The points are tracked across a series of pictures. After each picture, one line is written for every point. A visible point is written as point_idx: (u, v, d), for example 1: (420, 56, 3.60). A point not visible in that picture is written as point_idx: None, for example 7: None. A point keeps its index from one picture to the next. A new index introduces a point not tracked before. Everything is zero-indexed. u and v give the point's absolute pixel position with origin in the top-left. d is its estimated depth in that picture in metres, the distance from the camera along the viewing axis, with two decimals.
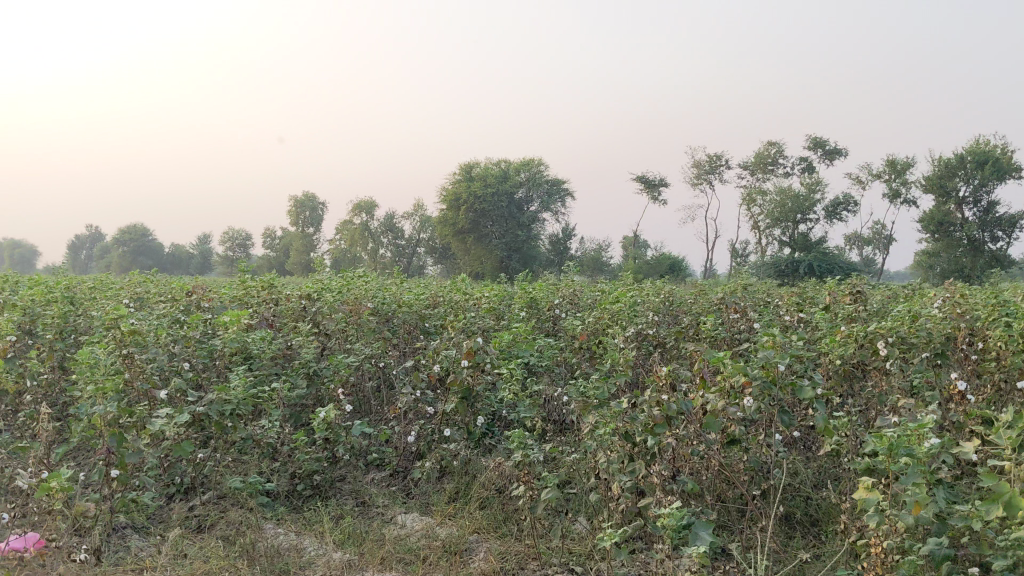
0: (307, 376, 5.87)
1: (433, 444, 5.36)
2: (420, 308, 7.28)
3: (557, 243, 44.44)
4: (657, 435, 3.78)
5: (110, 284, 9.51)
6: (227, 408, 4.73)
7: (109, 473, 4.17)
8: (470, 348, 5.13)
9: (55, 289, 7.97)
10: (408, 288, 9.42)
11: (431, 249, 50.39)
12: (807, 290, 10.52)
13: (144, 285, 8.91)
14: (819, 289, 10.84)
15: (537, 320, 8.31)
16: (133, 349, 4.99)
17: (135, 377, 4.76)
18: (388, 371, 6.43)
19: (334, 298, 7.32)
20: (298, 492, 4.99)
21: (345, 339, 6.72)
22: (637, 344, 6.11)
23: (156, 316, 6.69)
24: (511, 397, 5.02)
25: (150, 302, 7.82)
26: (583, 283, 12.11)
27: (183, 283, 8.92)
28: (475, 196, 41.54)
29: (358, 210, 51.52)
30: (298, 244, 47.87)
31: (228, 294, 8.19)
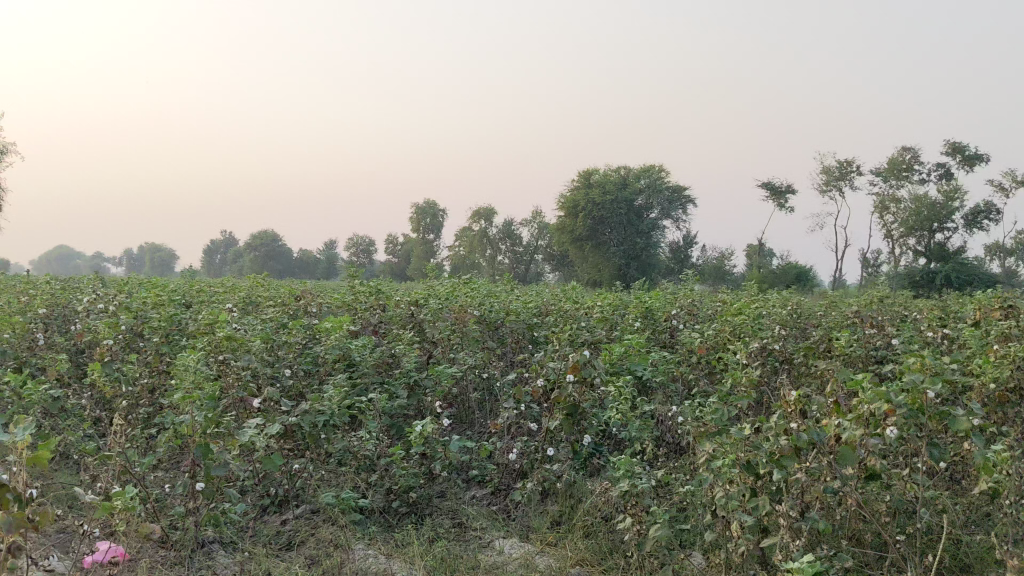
0: (407, 387, 5.66)
1: (538, 464, 5.00)
2: (528, 317, 6.99)
3: (677, 251, 43.57)
4: (785, 468, 3.33)
5: (227, 287, 9.60)
6: (321, 420, 4.47)
7: (194, 487, 3.96)
8: (577, 362, 4.82)
9: (170, 293, 8.04)
10: (519, 295, 9.15)
11: (550, 256, 50.23)
12: (950, 303, 9.72)
13: (257, 289, 8.93)
14: (962, 303, 10.03)
15: (653, 332, 7.90)
16: (230, 356, 4.89)
17: (231, 385, 4.78)
18: (493, 383, 6.16)
19: (441, 306, 7.11)
20: (393, 509, 4.71)
21: (450, 348, 6.48)
22: (760, 361, 5.64)
23: (261, 320, 6.61)
24: (620, 415, 4.65)
25: (259, 306, 7.80)
26: (703, 292, 11.61)
27: (294, 287, 8.91)
28: (595, 203, 41.15)
29: (478, 217, 51.84)
30: (418, 250, 48.45)
31: (335, 300, 8.10)
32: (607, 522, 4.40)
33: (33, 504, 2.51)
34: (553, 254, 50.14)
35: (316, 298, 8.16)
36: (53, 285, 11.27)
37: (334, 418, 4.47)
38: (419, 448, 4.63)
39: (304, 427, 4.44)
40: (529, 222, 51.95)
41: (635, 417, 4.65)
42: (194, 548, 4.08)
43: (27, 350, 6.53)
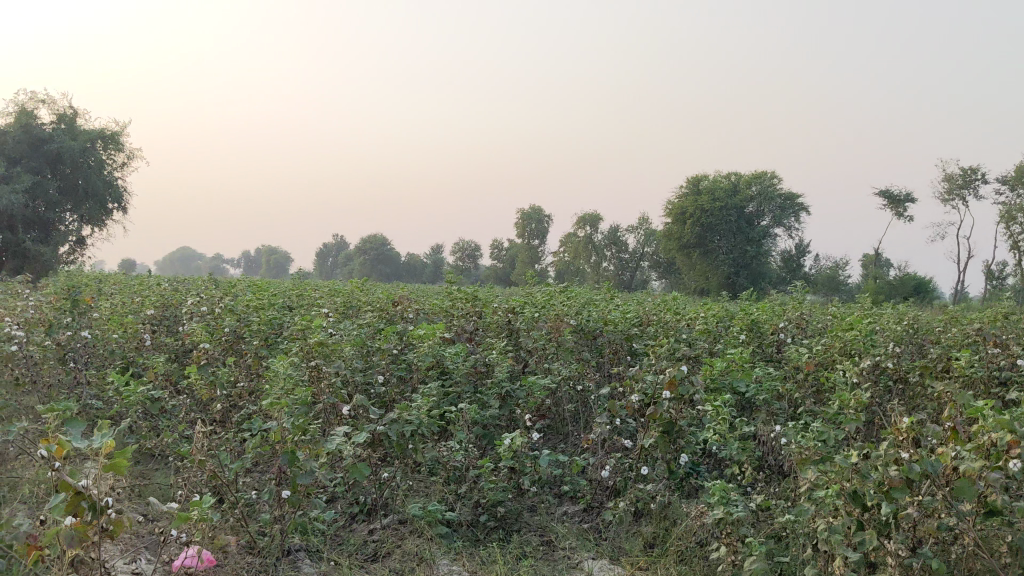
0: (500, 397, 5.58)
1: (631, 481, 4.83)
2: (627, 327, 6.82)
3: (788, 260, 42.41)
4: (893, 502, 3.09)
5: (330, 290, 9.73)
6: (409, 430, 4.42)
7: (280, 494, 3.95)
8: (673, 377, 4.66)
9: (273, 296, 8.18)
10: (620, 304, 8.97)
11: (656, 264, 49.62)
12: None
13: (358, 293, 9.02)
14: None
15: (759, 345, 7.61)
16: (322, 362, 4.89)
17: (322, 390, 4.78)
18: (588, 395, 6.03)
19: (538, 315, 7.00)
20: (481, 523, 4.62)
21: (545, 358, 6.38)
22: (871, 380, 5.34)
23: (358, 325, 6.64)
24: (718, 435, 4.45)
25: (358, 311, 7.85)
26: (814, 304, 11.17)
27: (394, 292, 8.95)
28: (703, 210, 40.45)
29: (584, 223, 51.62)
30: (523, 255, 48.57)
31: (433, 306, 8.09)
32: (701, 547, 4.20)
33: (108, 511, 2.52)
34: (660, 261, 49.50)
35: (414, 304, 8.17)
36: (168, 285, 11.65)
37: (423, 428, 4.41)
38: (508, 461, 4.53)
39: (392, 435, 4.40)
40: (636, 228, 51.44)
41: (733, 437, 4.44)
42: (280, 556, 4.07)
43: (135, 350, 6.73)
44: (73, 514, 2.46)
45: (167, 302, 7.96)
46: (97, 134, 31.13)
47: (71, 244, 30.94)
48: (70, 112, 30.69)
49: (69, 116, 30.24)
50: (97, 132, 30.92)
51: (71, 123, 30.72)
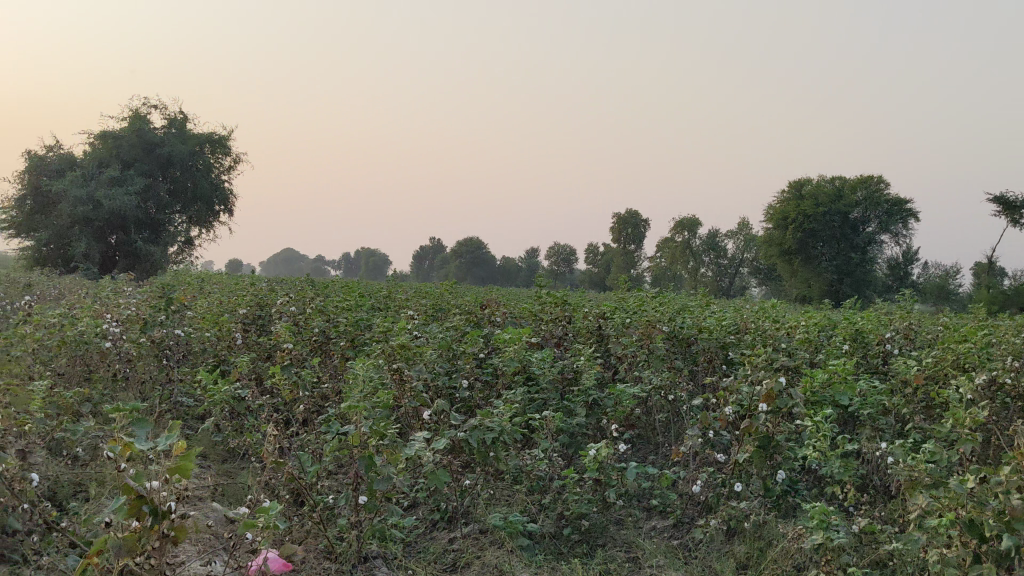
0: (587, 405, 5.41)
1: (724, 498, 4.58)
2: (721, 335, 6.55)
3: (895, 268, 40.88)
4: (1017, 535, 2.78)
5: (420, 293, 9.70)
6: (490, 437, 4.25)
7: (357, 500, 3.85)
8: (770, 389, 4.40)
9: (362, 297, 8.17)
10: (716, 311, 8.67)
11: (755, 270, 48.52)
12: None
13: (447, 296, 8.95)
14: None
15: (863, 356, 7.22)
16: (404, 366, 4.79)
17: (403, 394, 4.68)
18: (679, 405, 5.78)
19: (629, 320, 6.80)
20: (565, 536, 4.42)
21: (635, 366, 6.16)
22: (988, 397, 4.95)
23: (444, 328, 6.54)
24: (818, 452, 4.16)
25: (446, 314, 7.78)
26: (924, 314, 10.62)
27: (484, 295, 8.85)
28: (806, 215, 39.35)
29: (681, 228, 50.88)
30: (618, 259, 48.14)
31: (522, 310, 7.96)
32: (799, 572, 3.92)
33: (171, 517, 2.45)
34: (759, 267, 48.39)
35: (503, 307, 8.05)
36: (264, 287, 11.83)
37: (505, 435, 4.25)
38: (593, 473, 4.34)
39: (472, 442, 4.25)
40: (735, 233, 50.41)
41: (835, 454, 4.15)
42: (357, 563, 3.96)
43: (226, 349, 6.78)
44: (134, 518, 2.39)
45: (259, 302, 8.04)
46: (205, 138, 32.11)
47: (179, 245, 31.97)
48: (180, 116, 31.74)
49: (179, 120, 31.28)
50: (205, 136, 31.89)
51: (181, 128, 31.77)
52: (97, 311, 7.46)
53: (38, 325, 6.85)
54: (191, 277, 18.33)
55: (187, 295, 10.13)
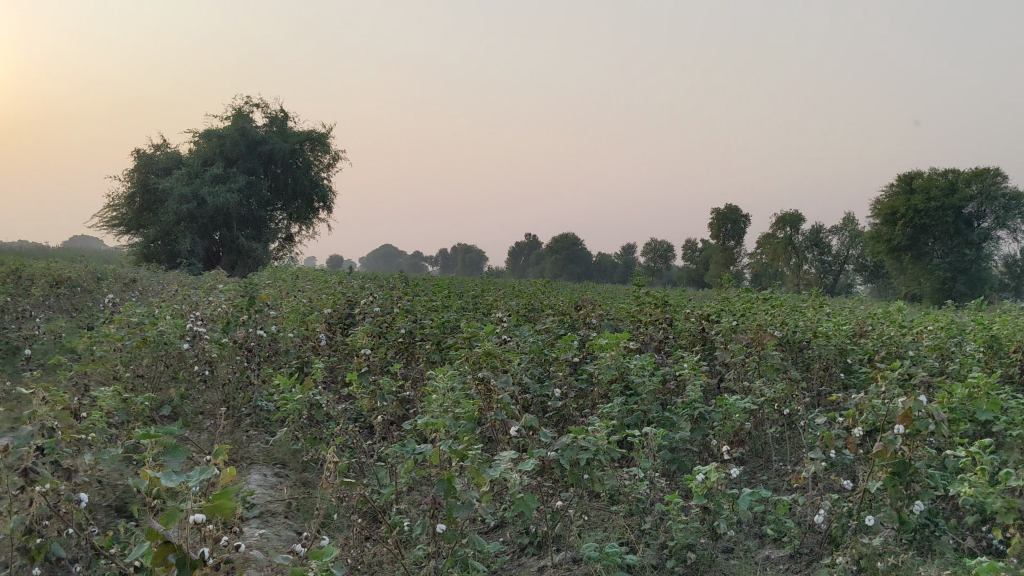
0: (691, 419, 4.93)
1: (851, 530, 4.02)
2: (840, 341, 5.96)
3: (1015, 266, 38.72)
4: None
5: (513, 290, 9.35)
6: (585, 458, 3.78)
7: (434, 528, 3.45)
8: (909, 409, 3.80)
9: (452, 296, 7.85)
10: (831, 314, 8.00)
11: (862, 267, 46.73)
12: None
13: (541, 294, 8.56)
14: None
15: (1001, 365, 6.53)
16: (490, 375, 4.41)
17: (489, 406, 4.30)
18: (794, 419, 5.25)
19: (737, 323, 6.27)
20: (667, 568, 3.97)
21: (743, 374, 5.66)
22: None
23: (535, 332, 6.15)
24: (966, 488, 3.60)
25: (539, 315, 7.37)
26: None
27: (579, 294, 8.44)
28: (918, 210, 37.61)
29: (783, 223, 49.36)
30: (718, 255, 46.96)
31: (620, 311, 7.48)
32: None
33: (203, 567, 2.08)
34: (866, 264, 46.56)
35: (599, 308, 7.62)
36: (356, 283, 11.65)
37: (603, 456, 3.80)
38: (701, 501, 3.84)
39: (564, 464, 3.81)
40: (841, 229, 48.62)
41: (989, 490, 3.56)
42: None
43: (308, 350, 6.53)
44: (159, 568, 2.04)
45: (345, 299, 7.79)
46: (305, 136, 32.46)
47: (279, 241, 32.44)
48: (281, 114, 32.13)
49: (280, 118, 31.68)
50: (306, 133, 32.22)
51: (282, 125, 32.17)
52: (183, 309, 7.32)
53: (121, 323, 6.72)
54: (291, 271, 18.31)
55: (278, 292, 10.02)
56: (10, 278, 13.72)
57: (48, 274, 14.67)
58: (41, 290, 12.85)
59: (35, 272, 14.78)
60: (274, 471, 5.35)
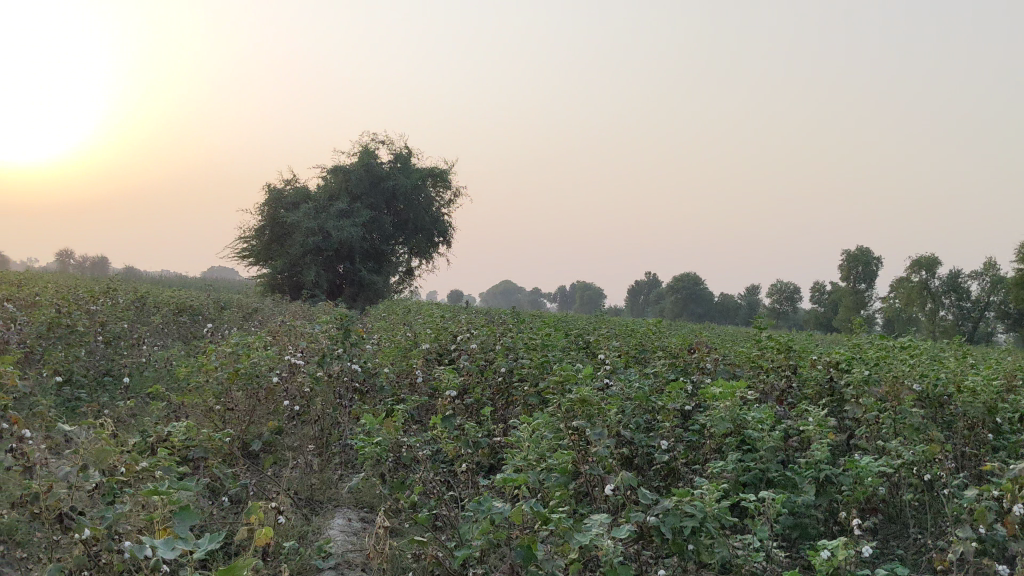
0: (816, 483, 4.39)
1: None
2: (990, 398, 5.29)
3: None
4: None
5: (627, 330, 8.89)
6: (687, 527, 3.31)
7: None
8: None
9: (558, 335, 7.47)
10: (978, 367, 7.20)
11: (1005, 315, 43.99)
12: None
13: (653, 334, 8.08)
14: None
15: None
16: (586, 426, 4.00)
17: (584, 460, 3.88)
18: (935, 486, 4.62)
19: (870, 374, 5.64)
20: None
21: (875, 432, 5.06)
22: None
23: (643, 377, 5.70)
24: None
25: (650, 358, 6.89)
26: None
27: (694, 336, 7.92)
28: None
29: (918, 267, 47.07)
30: (848, 299, 45.03)
31: (737, 356, 6.93)
32: None
33: None
34: (1009, 312, 43.81)
35: (715, 351, 7.09)
36: (465, 319, 11.38)
37: (708, 523, 3.32)
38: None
39: (664, 531, 3.35)
40: (982, 274, 45.97)
41: None
42: None
43: (403, 388, 6.23)
44: None
45: (447, 335, 7.49)
46: (428, 172, 32.79)
47: (399, 274, 32.75)
48: (405, 151, 32.56)
49: (403, 155, 32.09)
50: (428, 170, 32.51)
51: (406, 162, 32.57)
52: (282, 341, 7.17)
53: (218, 354, 6.60)
54: (408, 306, 18.18)
55: (384, 327, 9.83)
56: (134, 304, 14.05)
57: (172, 303, 14.94)
58: (161, 318, 13.06)
59: (159, 301, 15.09)
60: (359, 516, 5.03)
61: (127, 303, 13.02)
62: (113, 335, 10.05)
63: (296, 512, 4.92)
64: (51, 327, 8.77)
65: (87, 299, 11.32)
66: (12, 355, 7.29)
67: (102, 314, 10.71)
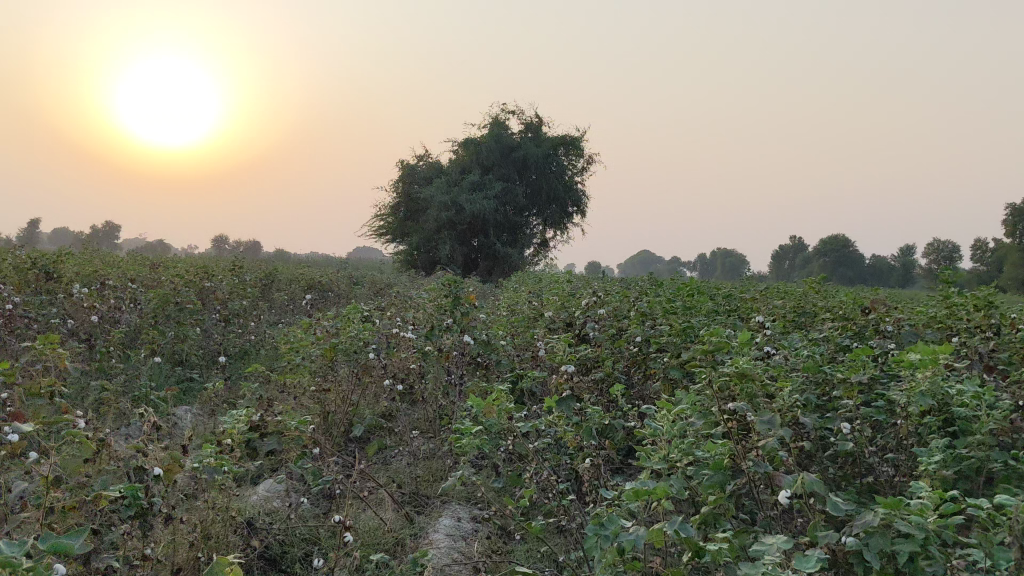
0: None
1: None
2: None
3: None
4: None
5: (785, 291, 7.76)
6: (901, 556, 2.33)
7: None
8: None
9: (704, 297, 6.46)
10: None
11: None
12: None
13: (816, 294, 6.95)
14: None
15: None
16: (744, 408, 3.04)
17: (744, 453, 2.95)
18: None
19: None
20: None
21: None
22: None
23: (812, 345, 4.67)
24: None
25: (814, 322, 5.80)
26: None
27: (865, 295, 6.74)
28: None
29: None
30: (1014, 256, 41.45)
31: (923, 317, 5.74)
32: None
33: None
34: None
35: (895, 311, 5.93)
36: (600, 286, 10.41)
37: (935, 548, 2.32)
38: None
39: (868, 558, 2.37)
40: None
41: None
42: None
43: (523, 362, 5.37)
44: None
45: (576, 301, 6.58)
46: (561, 140, 31.76)
47: (533, 245, 31.99)
48: (535, 119, 31.62)
49: (534, 124, 31.15)
50: (560, 138, 31.44)
51: (537, 131, 31.64)
52: (390, 314, 6.42)
53: (317, 327, 5.91)
54: (540, 276, 17.26)
55: (511, 297, 9.01)
56: (263, 281, 13.73)
57: (302, 279, 14.56)
58: (287, 295, 12.65)
59: (289, 278, 14.72)
60: (471, 514, 4.19)
61: (253, 280, 12.67)
62: (232, 312, 9.63)
63: (396, 512, 4.16)
64: (163, 305, 8.36)
65: (208, 275, 10.94)
66: (114, 336, 6.85)
67: (222, 290, 10.31)
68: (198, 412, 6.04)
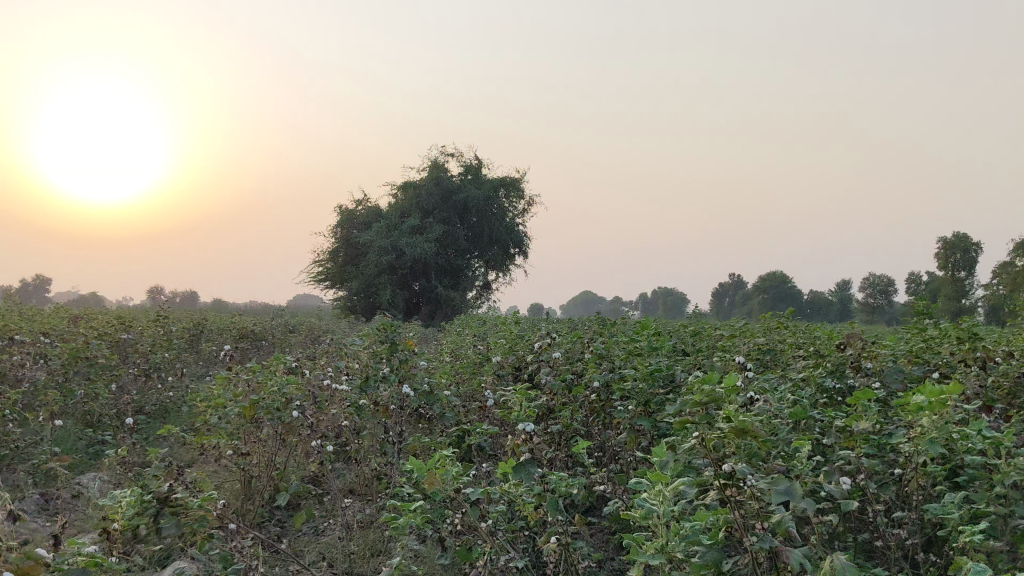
0: None
1: None
2: None
3: None
4: None
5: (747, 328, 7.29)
6: None
7: None
8: None
9: (664, 337, 5.95)
10: None
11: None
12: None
13: (781, 331, 6.49)
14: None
15: None
16: (741, 466, 2.50)
17: (745, 525, 2.40)
18: None
19: None
20: None
21: None
22: None
23: (794, 387, 4.16)
24: None
25: (785, 361, 5.32)
26: None
27: (833, 330, 6.28)
28: None
29: None
30: (947, 289, 42.09)
31: (902, 352, 5.29)
32: None
33: None
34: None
35: (871, 346, 5.47)
36: (549, 327, 9.87)
37: None
38: None
39: None
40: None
41: None
42: None
43: (469, 416, 4.79)
44: None
45: (525, 344, 6.02)
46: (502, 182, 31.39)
47: (476, 288, 31.46)
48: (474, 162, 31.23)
49: (474, 166, 30.73)
50: (500, 180, 31.08)
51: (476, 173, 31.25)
52: (321, 365, 5.79)
53: (237, 382, 5.27)
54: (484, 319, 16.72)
55: (455, 342, 8.42)
56: (191, 332, 12.93)
57: (234, 328, 13.78)
58: (217, 347, 11.88)
59: (220, 328, 13.92)
60: None
61: (180, 331, 11.87)
62: (153, 367, 8.88)
63: None
64: (71, 360, 7.60)
65: (129, 327, 10.15)
66: (9, 397, 6.11)
67: (142, 342, 9.54)
68: (103, 482, 5.34)
